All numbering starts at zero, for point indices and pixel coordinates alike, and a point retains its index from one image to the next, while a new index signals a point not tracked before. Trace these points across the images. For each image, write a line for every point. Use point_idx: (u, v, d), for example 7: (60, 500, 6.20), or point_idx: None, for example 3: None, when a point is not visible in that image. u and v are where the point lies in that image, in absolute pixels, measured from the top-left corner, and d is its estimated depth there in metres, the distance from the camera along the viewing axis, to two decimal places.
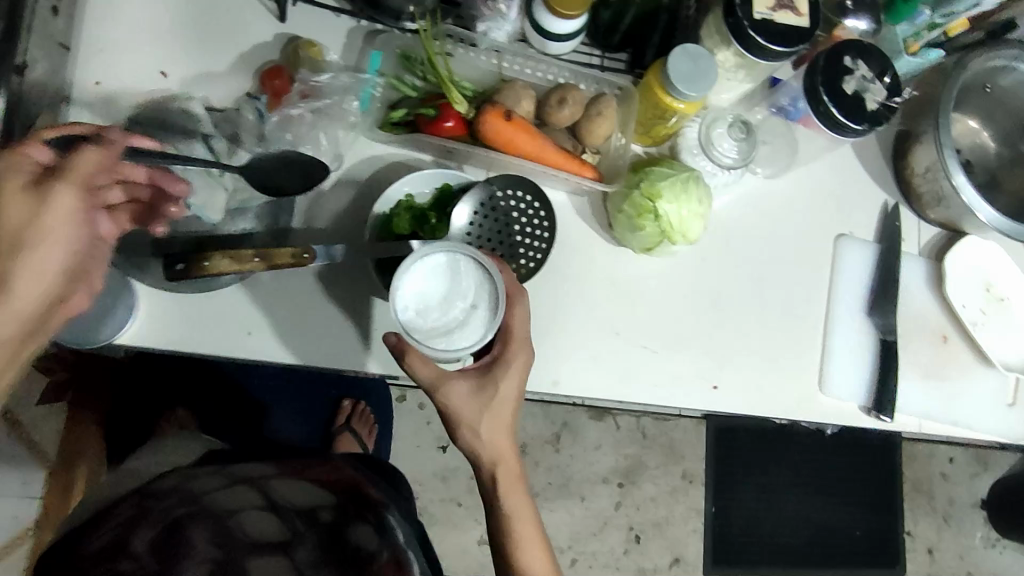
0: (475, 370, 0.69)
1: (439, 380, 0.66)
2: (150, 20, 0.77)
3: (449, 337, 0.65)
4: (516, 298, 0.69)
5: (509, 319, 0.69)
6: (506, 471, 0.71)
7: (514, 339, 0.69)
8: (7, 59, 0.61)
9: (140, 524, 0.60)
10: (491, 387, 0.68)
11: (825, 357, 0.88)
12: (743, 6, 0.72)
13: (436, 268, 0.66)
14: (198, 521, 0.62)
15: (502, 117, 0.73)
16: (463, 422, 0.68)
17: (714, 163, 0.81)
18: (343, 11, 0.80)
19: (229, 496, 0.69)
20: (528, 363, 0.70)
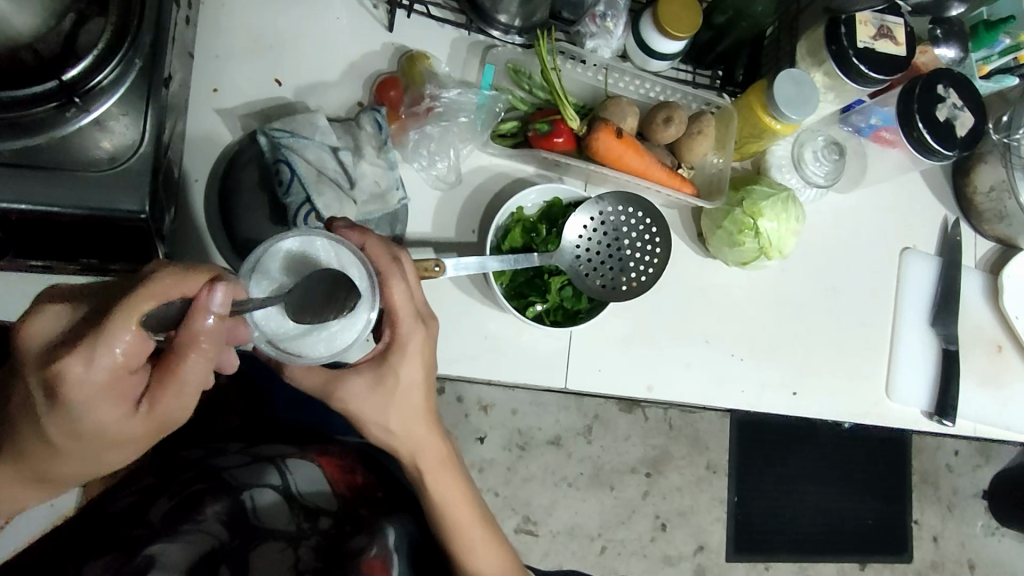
0: (369, 362, 0.65)
1: (330, 384, 0.65)
2: (261, 27, 0.77)
3: (326, 333, 0.57)
4: (392, 274, 0.62)
5: (391, 299, 0.62)
6: (428, 459, 0.72)
7: (399, 319, 0.63)
8: (157, 74, 0.64)
9: (159, 495, 0.65)
10: (390, 377, 0.65)
11: (892, 365, 0.91)
12: (847, 35, 0.77)
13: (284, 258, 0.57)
14: (213, 495, 0.66)
15: (614, 134, 0.77)
16: (368, 418, 0.67)
17: (804, 180, 0.87)
18: (448, 21, 0.81)
19: (252, 469, 0.71)
20: (427, 339, 0.65)
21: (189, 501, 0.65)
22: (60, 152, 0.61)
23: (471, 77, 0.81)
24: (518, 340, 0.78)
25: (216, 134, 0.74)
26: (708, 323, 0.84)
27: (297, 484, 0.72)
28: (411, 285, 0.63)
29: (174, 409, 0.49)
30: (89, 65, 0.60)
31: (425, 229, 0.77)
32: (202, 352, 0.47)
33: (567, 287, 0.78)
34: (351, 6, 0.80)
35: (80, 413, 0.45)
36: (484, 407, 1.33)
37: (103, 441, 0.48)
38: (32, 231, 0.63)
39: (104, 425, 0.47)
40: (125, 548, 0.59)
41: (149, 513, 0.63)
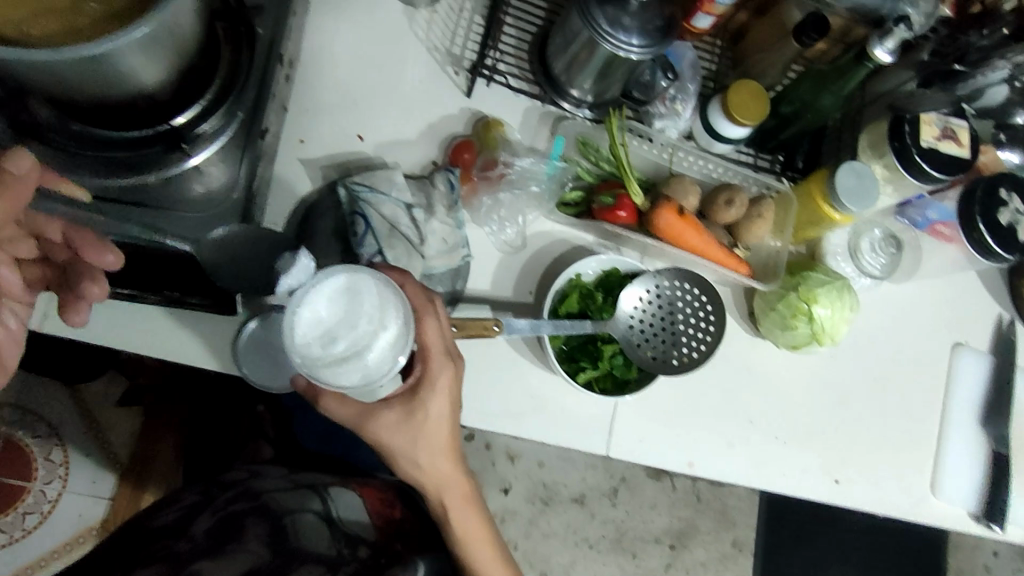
0: (399, 396, 0.66)
1: (362, 415, 0.65)
2: (351, 86, 0.82)
3: (363, 365, 0.57)
4: (425, 312, 0.64)
5: (423, 335, 0.64)
6: (450, 495, 0.71)
7: (432, 355, 0.65)
8: (255, 127, 0.69)
9: (201, 513, 0.68)
10: (419, 412, 0.66)
11: (939, 462, 0.88)
12: (911, 133, 0.79)
13: (328, 293, 0.57)
14: (255, 517, 0.68)
15: (676, 212, 0.79)
16: (399, 453, 0.68)
17: (859, 270, 0.89)
18: (523, 91, 0.85)
19: (293, 495, 0.72)
20: (455, 377, 0.66)
21: (231, 522, 0.66)
22: (163, 190, 0.68)
23: (541, 146, 0.85)
24: (563, 402, 0.79)
25: (297, 182, 0.78)
26: (752, 402, 0.84)
27: (337, 511, 0.73)
28: (442, 324, 0.66)
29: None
30: (197, 112, 0.65)
31: (483, 286, 0.80)
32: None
33: (619, 355, 0.79)
34: (435, 72, 0.84)
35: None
36: (511, 457, 1.34)
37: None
38: (133, 260, 0.69)
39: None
40: (168, 560, 0.59)
41: (191, 529, 0.65)
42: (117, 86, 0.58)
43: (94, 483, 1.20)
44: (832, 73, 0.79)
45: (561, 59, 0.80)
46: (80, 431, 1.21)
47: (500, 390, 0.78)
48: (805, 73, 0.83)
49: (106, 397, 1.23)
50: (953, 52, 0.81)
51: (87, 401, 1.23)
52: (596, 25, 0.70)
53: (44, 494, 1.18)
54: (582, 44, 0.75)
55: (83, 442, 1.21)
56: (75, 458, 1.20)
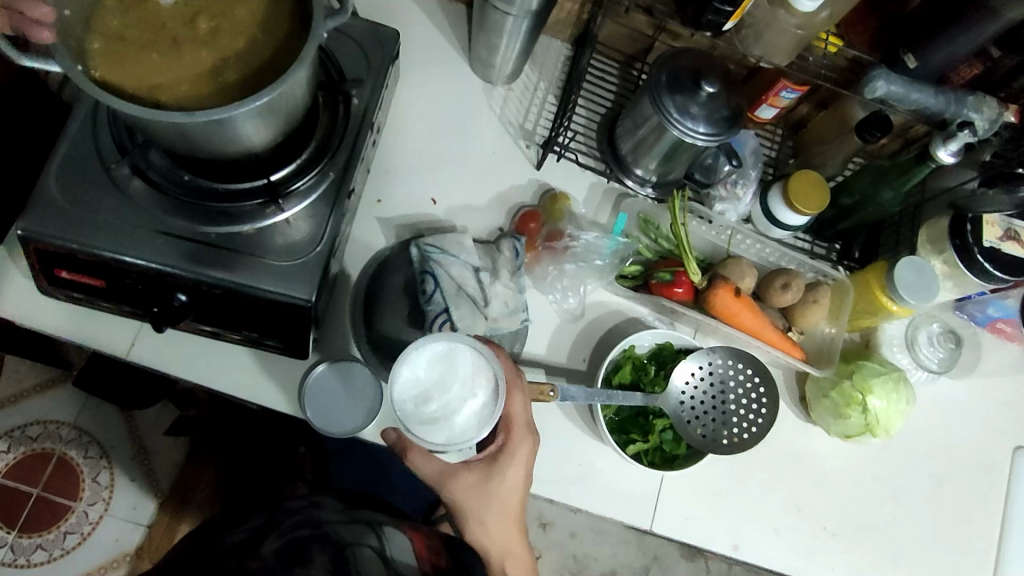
0: (480, 460, 0.69)
1: (444, 474, 0.68)
2: (429, 153, 0.88)
3: (450, 428, 0.64)
4: (514, 387, 0.67)
5: (509, 408, 0.67)
6: (515, 563, 0.72)
7: (516, 427, 0.67)
8: (343, 186, 0.75)
9: (267, 536, 0.67)
10: (497, 476, 0.68)
11: (997, 571, 0.85)
12: (973, 233, 0.80)
13: (429, 358, 0.65)
14: (320, 543, 0.68)
15: (732, 293, 0.82)
16: (468, 514, 0.69)
17: (916, 362, 0.88)
18: (591, 167, 0.89)
19: (354, 529, 0.73)
20: (532, 451, 0.69)
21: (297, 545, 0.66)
22: (252, 239, 0.72)
23: (603, 219, 0.89)
24: (610, 472, 0.80)
25: (373, 238, 0.84)
26: (802, 490, 0.83)
27: (392, 551, 0.73)
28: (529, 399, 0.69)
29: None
30: (293, 171, 0.72)
31: (539, 351, 0.82)
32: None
33: (668, 431, 0.81)
34: (507, 145, 0.90)
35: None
36: (543, 524, 1.32)
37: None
38: (216, 303, 0.73)
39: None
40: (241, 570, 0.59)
41: (260, 549, 0.64)
42: (231, 144, 0.65)
43: (135, 509, 1.24)
44: (893, 170, 0.81)
45: (628, 141, 0.85)
46: (128, 456, 1.26)
47: (550, 454, 0.79)
48: (866, 167, 0.85)
49: (158, 423, 1.29)
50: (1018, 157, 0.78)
51: (139, 428, 1.28)
52: (665, 111, 0.75)
53: (87, 515, 1.22)
54: (651, 128, 0.79)
55: (131, 467, 1.25)
56: (120, 482, 1.24)
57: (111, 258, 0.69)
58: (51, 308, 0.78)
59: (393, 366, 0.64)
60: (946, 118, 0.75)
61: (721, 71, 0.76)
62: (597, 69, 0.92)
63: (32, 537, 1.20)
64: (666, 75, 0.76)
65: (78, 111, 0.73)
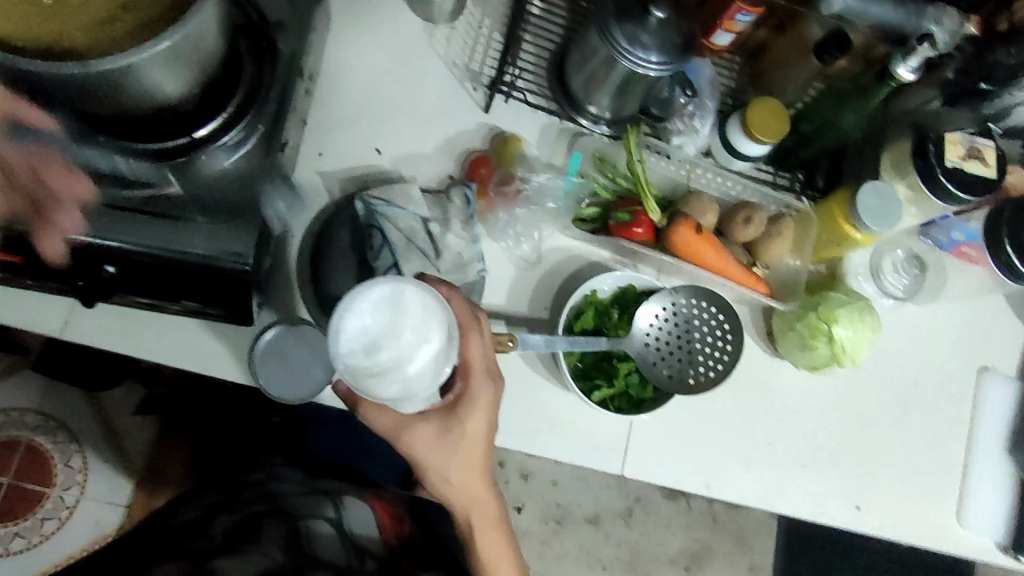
0: (437, 409, 0.66)
1: (400, 427, 0.66)
2: (371, 101, 0.83)
3: (404, 378, 0.57)
4: (470, 330, 0.64)
5: (466, 351, 0.64)
6: (482, 515, 0.71)
7: (474, 371, 0.65)
8: (274, 140, 0.70)
9: (221, 512, 0.70)
10: (456, 427, 0.66)
11: (965, 490, 0.85)
12: (936, 153, 0.77)
13: (375, 303, 0.58)
14: (270, 520, 0.70)
15: (694, 230, 0.80)
16: (430, 466, 0.67)
17: (881, 290, 0.88)
18: (541, 108, 0.85)
19: (311, 500, 0.74)
20: (495, 397, 0.66)
21: (251, 523, 0.69)
22: (180, 201, 0.67)
23: (558, 161, 0.85)
24: (577, 420, 0.78)
25: (316, 193, 0.79)
26: (771, 424, 0.83)
27: (349, 522, 0.74)
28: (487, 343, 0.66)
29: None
30: (219, 125, 0.67)
31: (500, 301, 0.80)
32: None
33: (634, 374, 0.79)
34: (453, 87, 0.85)
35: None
36: (524, 476, 1.31)
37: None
38: (147, 271, 0.68)
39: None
40: (190, 556, 0.63)
41: (211, 528, 0.68)
42: (141, 99, 0.59)
43: (111, 490, 1.21)
44: (853, 92, 0.79)
45: (579, 76, 0.80)
46: (96, 437, 1.22)
47: (518, 406, 0.77)
48: (826, 91, 0.82)
49: (125, 404, 1.24)
50: (981, 70, 0.76)
51: (104, 409, 1.23)
52: (614, 41, 0.71)
53: (63, 499, 1.19)
54: (600, 61, 0.75)
55: (100, 449, 1.22)
56: (93, 464, 1.21)
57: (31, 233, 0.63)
58: None
59: (335, 314, 0.57)
60: (907, 33, 0.72)
61: None
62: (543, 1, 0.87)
63: (8, 526, 1.18)
64: (612, 2, 0.71)
65: None
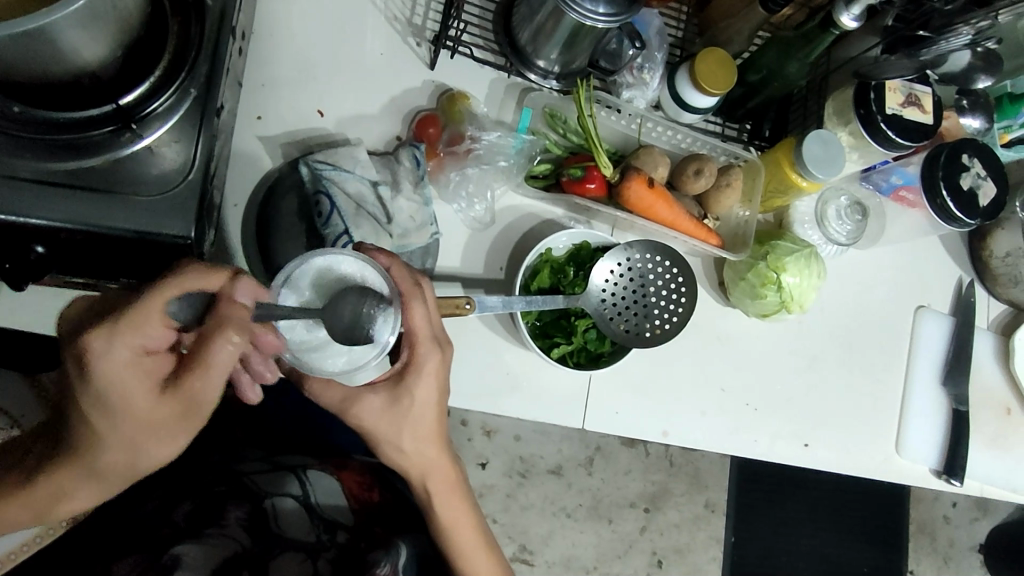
0: (384, 381, 0.64)
1: (347, 402, 0.64)
2: (309, 59, 0.79)
3: (348, 349, 0.59)
4: (412, 298, 0.61)
5: (410, 321, 0.61)
6: (437, 480, 0.70)
7: (420, 341, 0.62)
8: (209, 105, 0.66)
9: (183, 498, 0.71)
10: (406, 397, 0.64)
11: (903, 421, 0.90)
12: (876, 101, 0.79)
13: (313, 280, 0.60)
14: (234, 500, 0.72)
15: (646, 184, 0.80)
16: (381, 437, 0.66)
17: (825, 237, 0.90)
18: (488, 62, 0.83)
19: (273, 478, 0.75)
20: (443, 364, 0.64)
21: (213, 505, 0.71)
22: (112, 174, 0.63)
23: (508, 118, 0.84)
24: (536, 378, 0.79)
25: (259, 161, 0.76)
26: (724, 372, 0.85)
27: (315, 495, 0.75)
28: (431, 309, 0.62)
29: (197, 388, 0.50)
30: (146, 91, 0.61)
31: (454, 264, 0.79)
32: (223, 334, 0.49)
33: (592, 330, 0.79)
34: (396, 44, 0.82)
35: (89, 433, 0.52)
36: (487, 432, 1.33)
37: (133, 427, 0.51)
38: (85, 248, 0.65)
39: (129, 402, 0.50)
40: (149, 548, 0.66)
41: (175, 513, 0.70)
42: (55, 63, 0.55)
43: None
44: (799, 40, 0.78)
45: (526, 29, 0.78)
46: None
47: (478, 367, 0.77)
48: (770, 40, 0.82)
49: None
50: (919, 19, 0.75)
51: None
52: None
53: None
54: (548, 13, 0.73)
55: None
56: None
57: None
58: None
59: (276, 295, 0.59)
60: None
61: None
62: None
63: None
64: None
65: None
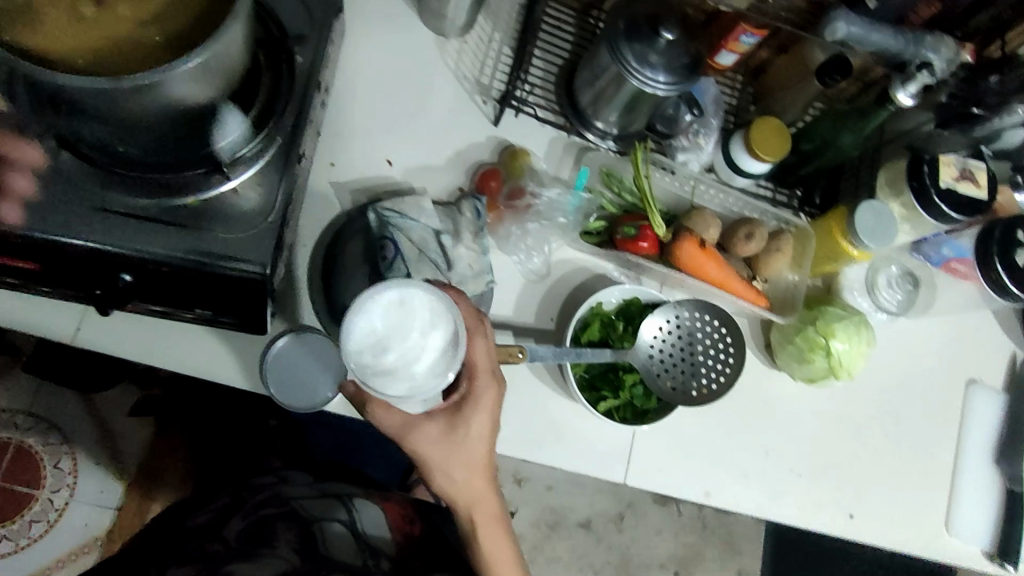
0: (444, 409, 0.67)
1: (405, 427, 0.66)
2: (382, 112, 0.84)
3: (410, 378, 0.61)
4: (476, 333, 0.66)
5: (471, 354, 0.66)
6: (483, 515, 0.71)
7: (479, 374, 0.66)
8: (293, 151, 0.70)
9: (232, 516, 0.71)
10: (462, 427, 0.67)
11: (953, 498, 0.88)
12: (930, 174, 0.80)
13: (384, 307, 0.62)
14: (283, 522, 0.71)
15: (697, 245, 0.82)
16: (436, 469, 0.68)
17: (875, 304, 0.90)
18: (549, 122, 0.87)
19: (321, 503, 0.76)
20: (498, 399, 0.68)
21: (262, 526, 0.70)
22: (196, 214, 0.67)
23: (564, 174, 0.87)
24: (580, 429, 0.80)
25: (329, 204, 0.80)
26: (768, 435, 0.85)
27: (361, 524, 0.75)
28: (491, 346, 0.68)
29: None
30: (238, 138, 0.67)
31: (506, 312, 0.81)
32: None
33: (639, 386, 0.81)
34: (464, 101, 0.87)
35: None
36: (518, 480, 1.33)
37: None
38: (168, 283, 0.68)
39: None
40: (201, 561, 0.63)
41: (224, 530, 0.68)
42: (163, 111, 0.60)
43: (101, 493, 1.19)
44: (852, 114, 0.81)
45: (587, 92, 0.83)
46: (89, 440, 1.20)
47: (525, 415, 0.79)
48: (825, 113, 0.84)
49: (119, 407, 1.22)
50: (972, 97, 0.77)
51: (99, 411, 1.22)
52: (624, 61, 0.72)
53: (51, 502, 1.17)
54: (610, 78, 0.77)
55: (90, 452, 1.20)
56: (84, 467, 1.19)
57: (45, 239, 0.63)
58: None
59: (347, 316, 0.61)
60: (905, 59, 0.72)
61: (680, 17, 0.73)
62: (553, 18, 0.89)
63: None
64: (623, 23, 0.73)
65: None
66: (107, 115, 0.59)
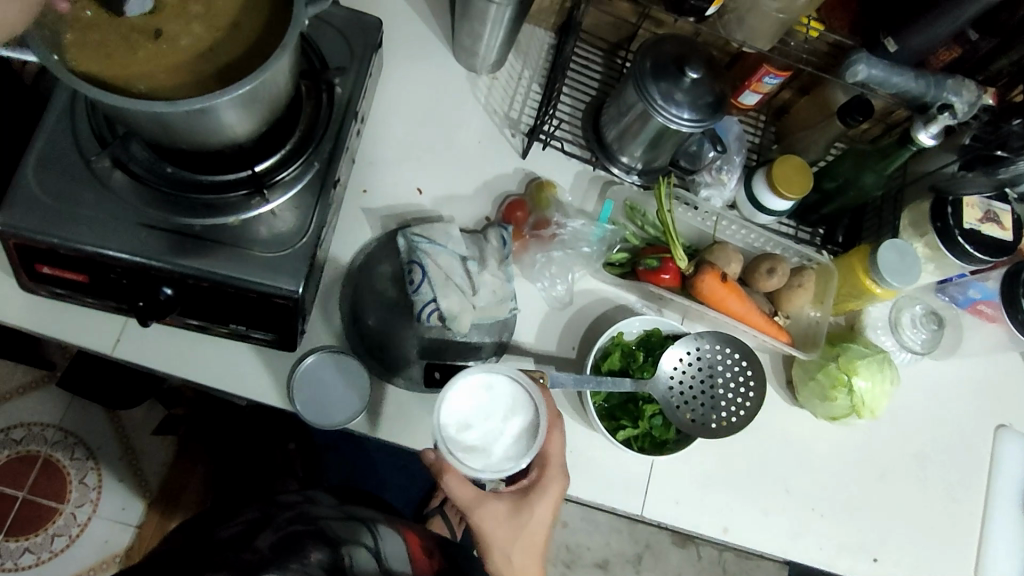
0: (511, 492, 0.71)
1: (476, 501, 0.68)
2: (414, 143, 0.88)
3: (489, 459, 0.65)
4: (553, 425, 0.70)
5: (548, 444, 0.70)
6: None
7: (550, 465, 0.70)
8: (328, 176, 0.74)
9: (263, 530, 0.71)
10: (526, 511, 0.70)
11: (982, 547, 0.86)
12: (954, 215, 0.81)
13: (472, 389, 0.67)
14: (312, 540, 0.71)
15: (718, 278, 0.83)
16: (494, 547, 0.69)
17: (900, 344, 0.90)
18: (576, 156, 0.90)
19: (347, 527, 0.77)
20: (564, 489, 0.71)
21: (292, 541, 0.70)
22: (234, 233, 0.70)
23: (589, 206, 0.90)
24: (599, 458, 0.80)
25: (360, 229, 0.83)
26: (790, 472, 0.84)
27: (385, 551, 0.76)
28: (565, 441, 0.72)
29: None
30: (278, 162, 0.70)
31: (529, 339, 0.83)
32: None
33: (658, 416, 0.81)
34: (493, 134, 0.90)
35: None
36: None
37: None
38: (205, 297, 0.71)
39: None
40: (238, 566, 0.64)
41: (257, 542, 0.68)
42: (212, 136, 0.63)
43: (123, 509, 1.21)
44: (874, 154, 0.82)
45: (612, 128, 0.85)
46: (115, 456, 1.23)
47: None
48: (846, 153, 0.86)
49: (146, 425, 1.25)
50: (996, 139, 0.77)
51: (126, 428, 1.25)
52: (650, 99, 0.75)
53: (74, 516, 1.19)
54: (635, 115, 0.80)
55: (115, 468, 1.22)
56: (107, 483, 1.21)
57: (93, 252, 0.66)
58: (35, 304, 0.76)
59: (440, 393, 0.66)
60: (926, 102, 0.74)
61: (705, 57, 0.76)
62: (582, 57, 0.93)
63: (19, 540, 1.18)
64: (649, 62, 0.76)
65: (56, 100, 0.71)
66: (161, 137, 0.63)
